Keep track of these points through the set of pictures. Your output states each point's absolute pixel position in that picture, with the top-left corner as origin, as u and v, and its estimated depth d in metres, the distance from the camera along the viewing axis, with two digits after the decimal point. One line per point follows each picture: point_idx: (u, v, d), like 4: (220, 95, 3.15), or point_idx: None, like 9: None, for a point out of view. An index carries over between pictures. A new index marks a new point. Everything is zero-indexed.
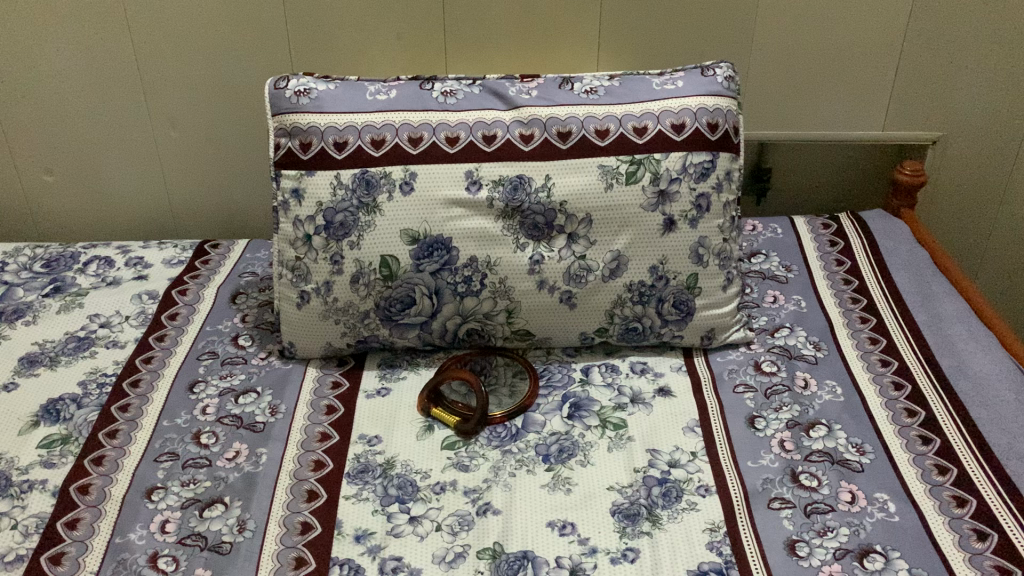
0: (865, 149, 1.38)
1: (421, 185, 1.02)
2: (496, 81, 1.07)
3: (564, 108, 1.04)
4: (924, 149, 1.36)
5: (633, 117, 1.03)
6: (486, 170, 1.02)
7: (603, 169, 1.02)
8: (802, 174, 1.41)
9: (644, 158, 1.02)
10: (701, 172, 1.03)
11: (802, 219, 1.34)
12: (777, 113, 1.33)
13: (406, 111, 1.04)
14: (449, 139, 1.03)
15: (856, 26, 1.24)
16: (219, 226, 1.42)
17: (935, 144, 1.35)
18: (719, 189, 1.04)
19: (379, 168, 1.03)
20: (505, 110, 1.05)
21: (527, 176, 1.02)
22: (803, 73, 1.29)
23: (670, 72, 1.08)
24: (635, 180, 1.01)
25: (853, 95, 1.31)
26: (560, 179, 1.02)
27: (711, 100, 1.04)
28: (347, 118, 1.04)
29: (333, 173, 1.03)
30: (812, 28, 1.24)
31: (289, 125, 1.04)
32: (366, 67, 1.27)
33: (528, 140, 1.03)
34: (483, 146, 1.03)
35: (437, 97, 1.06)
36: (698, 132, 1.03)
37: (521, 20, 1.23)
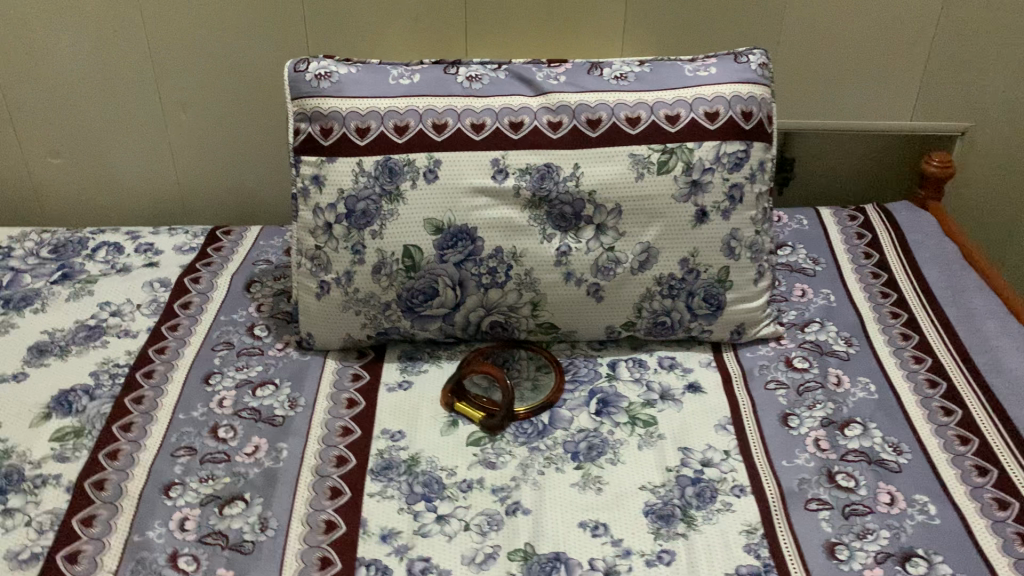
0: (893, 139, 1.35)
1: (446, 173, 0.99)
2: (523, 66, 1.04)
3: (593, 95, 1.00)
4: (953, 141, 1.33)
5: (665, 105, 1.00)
6: (513, 158, 0.99)
7: (634, 158, 0.99)
8: (830, 161, 1.38)
9: (676, 147, 0.99)
10: (734, 162, 1.00)
11: (828, 210, 1.31)
12: (804, 102, 1.30)
13: (431, 97, 1.01)
14: (475, 125, 1.00)
15: (889, 13, 1.21)
16: (232, 212, 1.38)
17: (963, 135, 1.32)
18: (752, 180, 1.01)
19: (402, 156, 0.99)
20: (533, 96, 1.01)
21: (556, 165, 0.99)
22: (834, 61, 1.25)
23: (702, 58, 1.04)
24: (667, 170, 0.99)
25: (884, 86, 1.28)
26: (590, 168, 0.99)
27: (745, 88, 1.01)
28: (369, 103, 1.00)
29: (354, 160, 1.00)
30: (844, 15, 1.21)
31: (310, 110, 1.01)
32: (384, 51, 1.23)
33: (557, 128, 0.99)
34: (510, 133, 1.00)
35: (462, 81, 1.02)
36: (731, 121, 1.00)
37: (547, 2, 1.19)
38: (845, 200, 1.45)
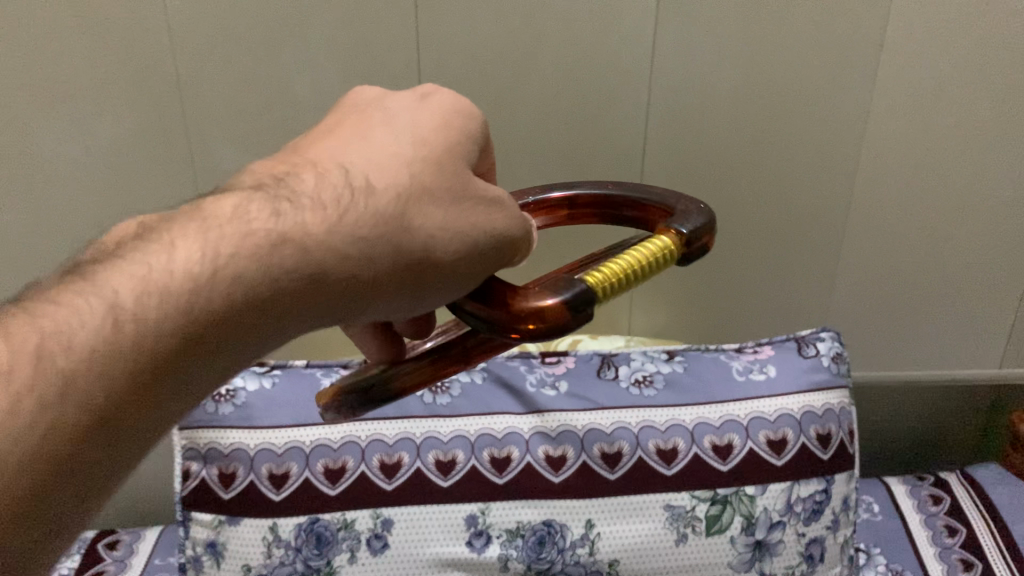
0: (962, 394, 1.07)
1: (402, 540, 0.68)
2: (506, 365, 0.77)
3: (608, 414, 0.73)
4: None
5: (709, 428, 0.72)
6: (497, 513, 0.69)
7: (671, 511, 0.69)
8: (908, 422, 1.09)
9: (731, 494, 0.70)
10: (812, 510, 0.71)
11: (901, 484, 1.03)
12: (890, 350, 1.01)
13: (377, 420, 0.72)
14: (441, 464, 0.70)
15: (987, 255, 0.93)
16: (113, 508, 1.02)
17: None
18: (833, 529, 0.72)
19: (336, 515, 0.68)
20: (523, 415, 0.73)
21: (560, 524, 0.69)
22: (903, 291, 0.96)
23: (752, 349, 0.78)
24: (720, 527, 0.69)
25: (954, 327, 0.99)
26: (611, 529, 0.69)
27: (818, 398, 0.74)
28: (288, 436, 0.70)
29: (268, 522, 0.68)
30: (930, 257, 0.93)
31: (205, 445, 0.71)
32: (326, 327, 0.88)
33: (559, 467, 0.70)
34: (493, 475, 0.70)
35: (422, 394, 0.74)
36: (805, 452, 0.72)
37: (549, 255, 0.89)
38: (949, 456, 1.14)
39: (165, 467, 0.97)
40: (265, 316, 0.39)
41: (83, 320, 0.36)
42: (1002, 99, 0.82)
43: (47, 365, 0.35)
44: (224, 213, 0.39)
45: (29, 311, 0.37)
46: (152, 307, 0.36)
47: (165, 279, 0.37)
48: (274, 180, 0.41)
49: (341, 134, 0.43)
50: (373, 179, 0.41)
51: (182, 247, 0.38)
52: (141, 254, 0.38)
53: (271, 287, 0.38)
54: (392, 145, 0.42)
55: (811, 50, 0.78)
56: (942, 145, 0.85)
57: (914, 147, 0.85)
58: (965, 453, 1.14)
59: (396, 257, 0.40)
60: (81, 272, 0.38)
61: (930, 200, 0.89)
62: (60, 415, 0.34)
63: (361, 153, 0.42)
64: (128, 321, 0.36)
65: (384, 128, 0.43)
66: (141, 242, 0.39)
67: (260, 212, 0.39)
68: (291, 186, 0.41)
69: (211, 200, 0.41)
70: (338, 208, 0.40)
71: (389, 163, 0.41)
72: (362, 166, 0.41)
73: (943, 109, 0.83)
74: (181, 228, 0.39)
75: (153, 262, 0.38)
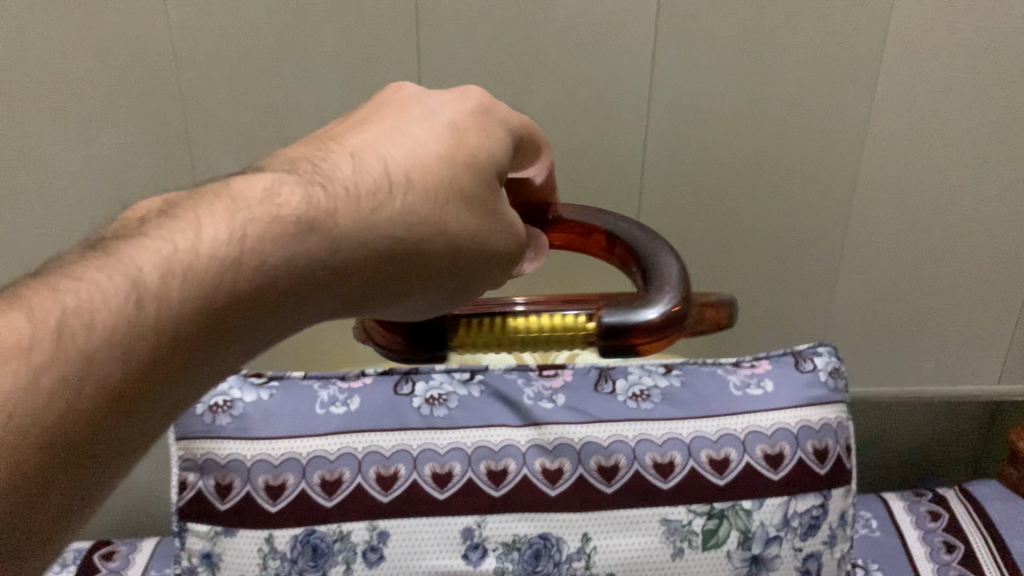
0: (959, 408, 1.07)
1: (398, 552, 0.68)
2: (504, 378, 0.77)
3: (605, 427, 0.72)
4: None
5: (707, 442, 0.72)
6: (494, 526, 0.69)
7: (667, 525, 0.69)
8: (906, 435, 1.10)
9: (728, 508, 0.70)
10: (809, 524, 0.71)
11: (899, 500, 1.03)
12: (888, 365, 1.01)
13: (374, 432, 0.72)
14: (438, 476, 0.70)
15: (985, 272, 0.93)
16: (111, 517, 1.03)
17: None
18: (830, 544, 0.72)
19: (332, 527, 0.68)
20: (520, 428, 0.73)
21: (556, 537, 0.69)
22: (901, 306, 0.96)
23: (751, 363, 0.79)
24: (716, 541, 0.69)
25: (952, 343, 0.99)
26: (607, 542, 0.69)
27: (816, 413, 0.74)
28: (285, 447, 0.71)
29: (264, 533, 0.68)
30: (928, 271, 0.93)
31: (202, 456, 0.71)
32: (326, 339, 0.88)
33: (555, 480, 0.70)
34: (489, 487, 0.70)
35: (420, 406, 0.74)
36: (802, 466, 0.72)
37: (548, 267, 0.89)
38: (946, 469, 1.14)
39: (164, 478, 0.97)
40: (285, 306, 0.36)
41: (103, 298, 0.32)
42: (1000, 115, 0.83)
43: (62, 344, 0.31)
44: (253, 195, 0.36)
45: (41, 288, 0.33)
46: (178, 289, 0.33)
47: (193, 259, 0.34)
48: (306, 163, 0.39)
49: (376, 124, 0.43)
50: (415, 178, 0.40)
51: (209, 227, 0.35)
52: (167, 229, 0.35)
53: (305, 275, 0.36)
54: (433, 141, 0.42)
55: (808, 65, 0.78)
56: (940, 160, 0.85)
57: (912, 162, 0.85)
58: (963, 467, 1.13)
59: (425, 256, 0.40)
60: (100, 247, 0.35)
61: (928, 216, 0.89)
62: (71, 400, 0.30)
63: (399, 147, 0.41)
64: (151, 303, 0.33)
65: (422, 123, 0.43)
66: (163, 220, 0.36)
67: (293, 195, 0.37)
68: (326, 172, 0.39)
69: (240, 178, 0.38)
70: (374, 202, 0.38)
71: (428, 160, 0.41)
72: (402, 160, 0.40)
73: (941, 125, 0.83)
74: (209, 207, 0.36)
75: (182, 241, 0.35)
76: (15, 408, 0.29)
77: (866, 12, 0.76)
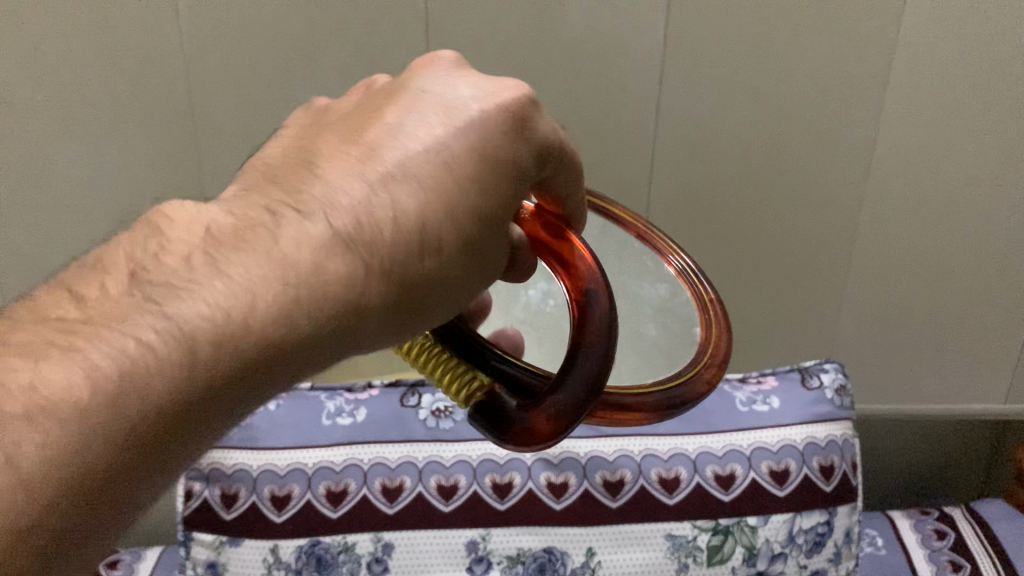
0: (966, 427, 1.07)
1: (403, 565, 0.68)
2: None
3: (611, 442, 0.73)
4: None
5: (713, 458, 0.72)
6: (498, 539, 0.69)
7: (672, 540, 0.69)
8: (912, 454, 1.09)
9: (733, 524, 0.70)
10: (814, 541, 0.71)
11: (905, 518, 1.02)
12: (895, 383, 1.01)
13: (381, 445, 0.72)
14: (443, 489, 0.70)
15: (993, 291, 0.93)
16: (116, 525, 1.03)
17: None
18: (835, 562, 0.72)
19: (337, 539, 0.68)
20: None
21: (561, 551, 0.69)
22: (908, 325, 0.96)
23: (756, 380, 0.79)
24: (721, 558, 0.69)
25: (959, 362, 0.99)
26: (612, 557, 0.69)
27: (822, 430, 0.74)
28: (292, 458, 0.71)
29: (269, 544, 0.68)
30: (935, 289, 0.93)
31: (207, 465, 0.71)
32: None
33: (561, 494, 0.70)
34: (494, 500, 0.70)
35: (426, 419, 0.74)
36: (807, 483, 0.72)
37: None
38: (953, 488, 1.14)
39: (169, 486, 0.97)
40: (330, 360, 0.37)
41: (155, 361, 0.32)
42: (1007, 135, 0.83)
43: (108, 410, 0.31)
44: (303, 257, 0.35)
45: (92, 334, 0.32)
46: (225, 360, 0.33)
47: (243, 329, 0.33)
48: (347, 207, 0.37)
49: (417, 143, 0.38)
50: (457, 230, 0.38)
51: (261, 291, 0.34)
52: (217, 284, 0.34)
53: (331, 338, 0.36)
54: (469, 180, 0.38)
55: (815, 83, 0.79)
56: (946, 178, 0.85)
57: (919, 181, 0.86)
58: (970, 486, 1.13)
59: (431, 308, 0.39)
60: (147, 289, 0.34)
61: (935, 234, 0.89)
62: (105, 460, 0.31)
63: (434, 199, 0.38)
64: (196, 368, 0.33)
65: (466, 160, 0.38)
66: (212, 268, 0.35)
67: (338, 266, 0.36)
68: (368, 228, 0.37)
69: (289, 222, 0.36)
70: (402, 271, 0.37)
71: (461, 218, 0.38)
72: (435, 219, 0.38)
73: (947, 144, 0.83)
74: (256, 264, 0.35)
75: (231, 302, 0.34)
76: (49, 478, 0.30)
77: (873, 30, 0.76)
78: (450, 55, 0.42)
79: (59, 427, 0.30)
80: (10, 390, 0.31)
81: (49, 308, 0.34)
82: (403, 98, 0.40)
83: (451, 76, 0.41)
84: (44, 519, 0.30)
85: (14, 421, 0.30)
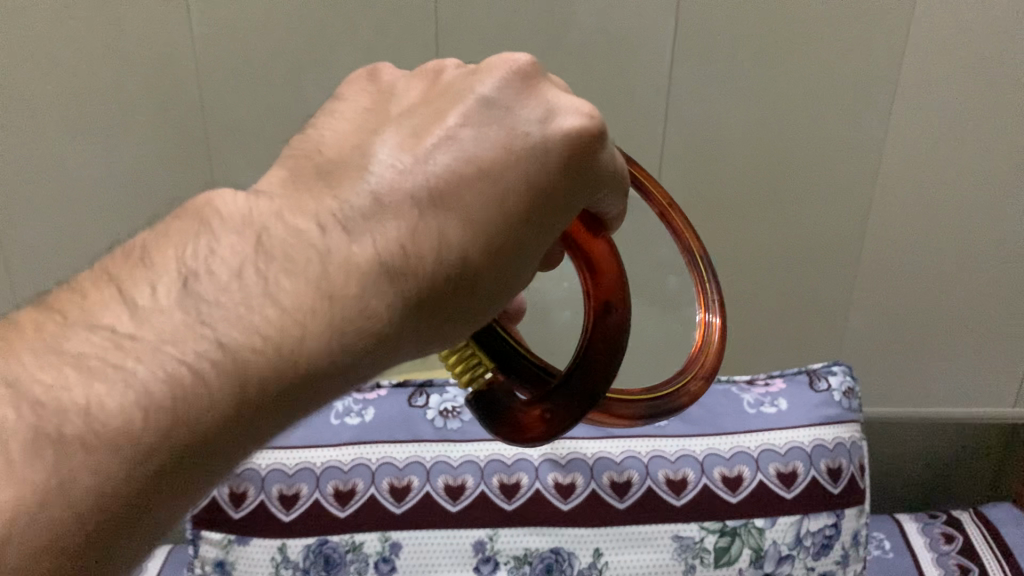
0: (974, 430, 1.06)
1: (410, 564, 0.68)
2: None
3: (618, 443, 0.73)
4: None
5: (720, 460, 0.72)
6: (505, 539, 0.69)
7: (680, 542, 0.69)
8: (920, 457, 1.09)
9: (740, 526, 0.70)
10: (821, 543, 0.71)
11: (913, 521, 1.02)
12: (903, 386, 1.01)
13: (389, 445, 0.72)
14: (451, 489, 0.70)
15: (1001, 294, 0.93)
16: None
17: None
18: (843, 564, 0.72)
19: (344, 538, 0.69)
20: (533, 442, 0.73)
21: (567, 551, 0.69)
22: (916, 328, 0.96)
23: (764, 382, 0.79)
24: (728, 559, 0.69)
25: (967, 365, 0.98)
26: (619, 558, 0.69)
27: (829, 432, 0.74)
28: (300, 457, 0.71)
29: (277, 543, 0.68)
30: (943, 292, 0.93)
31: None
32: None
33: (568, 495, 0.70)
34: (501, 500, 0.70)
35: (434, 419, 0.74)
36: (815, 485, 0.72)
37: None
38: (960, 492, 1.13)
39: None
40: (363, 382, 0.37)
41: (200, 387, 0.31)
42: (1015, 138, 0.83)
43: (149, 433, 0.30)
44: (352, 291, 0.34)
45: (147, 356, 0.31)
46: (268, 397, 0.33)
47: (291, 359, 0.33)
48: (396, 238, 0.35)
49: (473, 169, 0.35)
50: (496, 260, 0.37)
51: (312, 324, 0.33)
52: (267, 311, 0.33)
53: (369, 365, 0.36)
54: (515, 215, 0.36)
55: (825, 85, 0.79)
56: (955, 181, 0.85)
57: (927, 184, 0.86)
58: (978, 490, 1.13)
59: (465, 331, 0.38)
60: (199, 308, 0.32)
61: (943, 238, 0.89)
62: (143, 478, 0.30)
63: (478, 236, 0.36)
64: (239, 388, 0.32)
65: (514, 193, 0.36)
66: (266, 293, 0.33)
67: (381, 307, 0.35)
68: (411, 258, 0.35)
69: (340, 249, 0.35)
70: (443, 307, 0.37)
71: (502, 252, 0.37)
72: (478, 254, 0.36)
73: (956, 147, 0.83)
74: (307, 292, 0.34)
75: (281, 337, 0.33)
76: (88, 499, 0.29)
77: (882, 32, 0.76)
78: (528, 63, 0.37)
79: (115, 462, 0.30)
80: (66, 410, 0.30)
81: (91, 304, 0.33)
82: (464, 105, 0.36)
83: (524, 91, 0.36)
84: (87, 550, 0.29)
85: (71, 448, 0.29)
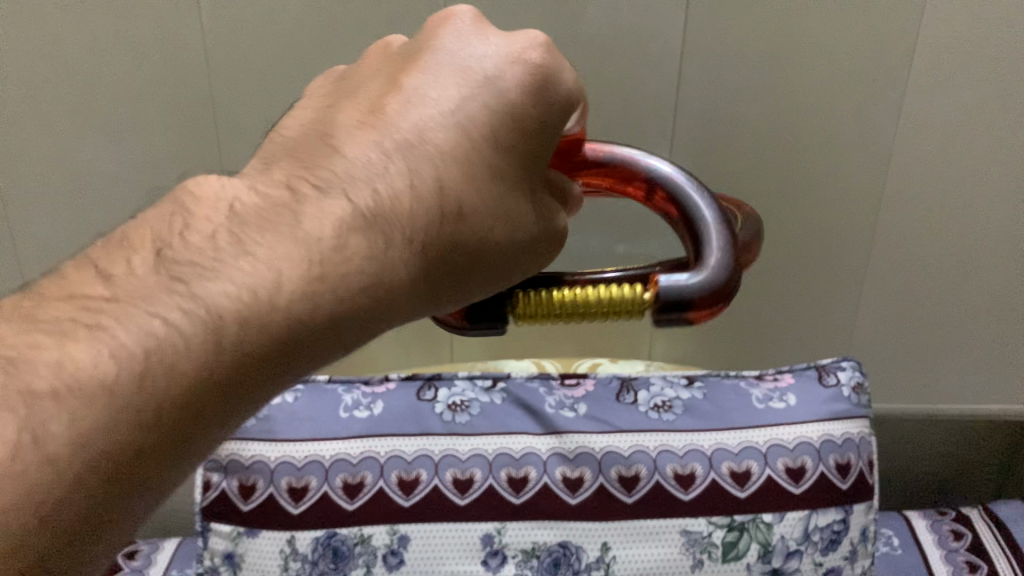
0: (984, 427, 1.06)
1: (418, 557, 0.68)
2: (524, 385, 0.77)
3: (626, 438, 0.73)
4: None
5: (728, 455, 0.72)
6: (513, 533, 0.69)
7: (688, 536, 0.69)
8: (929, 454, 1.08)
9: (748, 521, 0.70)
10: (830, 539, 0.71)
11: (922, 518, 1.02)
12: (912, 382, 1.00)
13: (398, 438, 0.72)
14: (459, 482, 0.70)
15: (1012, 290, 0.93)
16: None
17: None
18: (851, 560, 0.72)
19: (353, 530, 0.69)
20: (541, 436, 0.73)
21: (576, 545, 0.69)
22: (927, 324, 0.95)
23: (772, 377, 0.79)
24: (736, 554, 0.69)
25: (976, 362, 0.98)
26: (628, 552, 0.69)
27: (837, 428, 0.74)
28: (309, 450, 0.71)
29: (286, 535, 0.69)
30: (953, 288, 0.93)
31: (225, 457, 0.71)
32: None
33: (576, 489, 0.70)
34: (509, 494, 0.70)
35: (442, 412, 0.74)
36: (823, 480, 0.72)
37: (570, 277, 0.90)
38: (970, 489, 1.13)
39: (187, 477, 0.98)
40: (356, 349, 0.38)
41: (183, 344, 0.33)
42: None
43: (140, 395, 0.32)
44: (327, 238, 0.36)
45: (120, 315, 0.33)
46: (251, 349, 0.34)
47: (269, 306, 0.34)
48: (366, 180, 0.38)
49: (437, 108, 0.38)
50: (474, 187, 0.40)
51: (283, 270, 0.35)
52: (242, 265, 0.35)
53: (361, 307, 0.37)
54: (484, 140, 0.39)
55: (835, 78, 0.78)
56: (965, 176, 0.85)
57: (937, 179, 0.85)
58: (988, 487, 1.12)
59: (456, 266, 0.41)
60: (174, 268, 0.34)
61: (954, 233, 0.89)
62: (137, 438, 0.31)
63: (454, 161, 0.39)
64: (226, 349, 0.33)
65: (481, 117, 0.39)
66: (238, 248, 0.35)
67: (360, 242, 0.37)
68: (387, 201, 0.38)
69: (311, 200, 0.37)
70: (424, 237, 0.39)
71: (477, 178, 0.39)
72: (455, 181, 0.39)
73: (966, 142, 0.83)
74: (280, 244, 0.35)
75: (257, 289, 0.34)
76: (79, 458, 0.30)
77: (892, 26, 0.76)
78: (468, 8, 0.41)
79: (98, 416, 0.31)
80: (42, 369, 0.31)
81: (85, 289, 0.34)
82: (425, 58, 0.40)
83: (473, 31, 0.40)
84: (77, 502, 0.30)
85: (65, 415, 0.30)
